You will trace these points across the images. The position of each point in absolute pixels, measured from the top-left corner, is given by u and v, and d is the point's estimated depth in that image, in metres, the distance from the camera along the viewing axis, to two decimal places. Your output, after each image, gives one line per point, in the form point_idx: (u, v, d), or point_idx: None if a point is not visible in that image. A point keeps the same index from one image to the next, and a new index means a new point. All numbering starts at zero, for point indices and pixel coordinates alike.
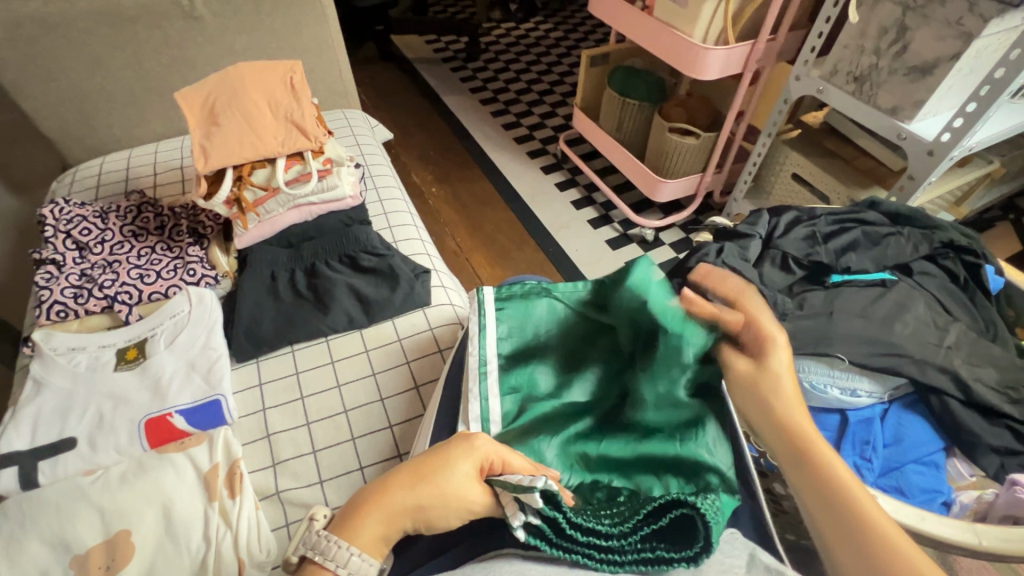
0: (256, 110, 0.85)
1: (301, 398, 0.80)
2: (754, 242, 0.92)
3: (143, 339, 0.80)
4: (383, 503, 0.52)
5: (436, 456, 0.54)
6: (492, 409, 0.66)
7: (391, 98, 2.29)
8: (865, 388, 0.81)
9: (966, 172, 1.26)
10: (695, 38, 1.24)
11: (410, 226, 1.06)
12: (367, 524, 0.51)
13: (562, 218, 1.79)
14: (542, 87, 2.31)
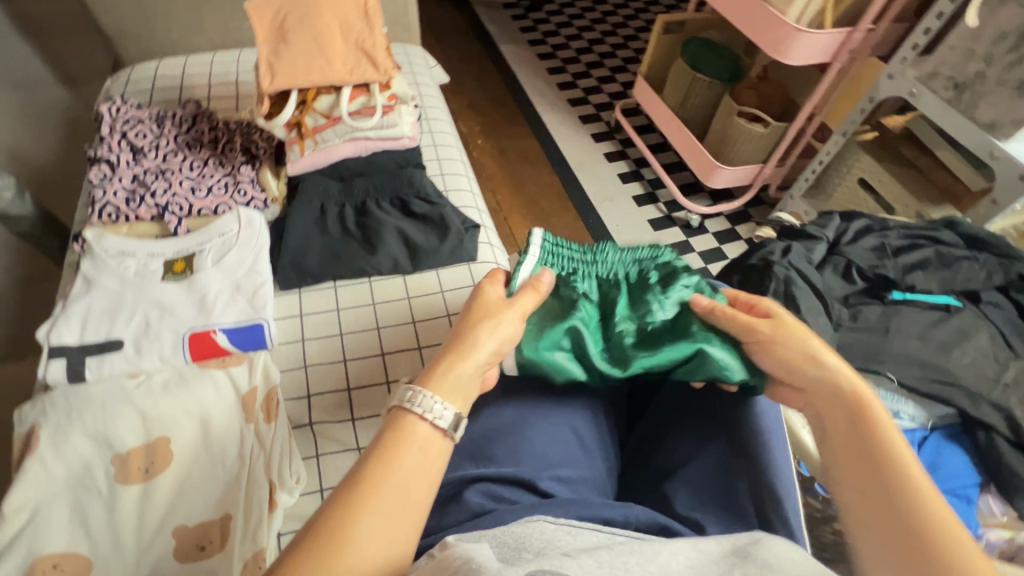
0: (327, 32, 0.81)
1: (339, 334, 0.79)
2: (821, 246, 0.87)
3: (191, 254, 0.80)
4: (443, 367, 0.53)
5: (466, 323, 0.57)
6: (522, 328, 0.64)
7: (446, 39, 2.20)
8: (908, 412, 0.79)
9: None
10: (789, 17, 1.15)
11: (462, 177, 1.03)
12: (435, 383, 0.52)
13: (607, 190, 1.73)
14: (603, 48, 2.20)
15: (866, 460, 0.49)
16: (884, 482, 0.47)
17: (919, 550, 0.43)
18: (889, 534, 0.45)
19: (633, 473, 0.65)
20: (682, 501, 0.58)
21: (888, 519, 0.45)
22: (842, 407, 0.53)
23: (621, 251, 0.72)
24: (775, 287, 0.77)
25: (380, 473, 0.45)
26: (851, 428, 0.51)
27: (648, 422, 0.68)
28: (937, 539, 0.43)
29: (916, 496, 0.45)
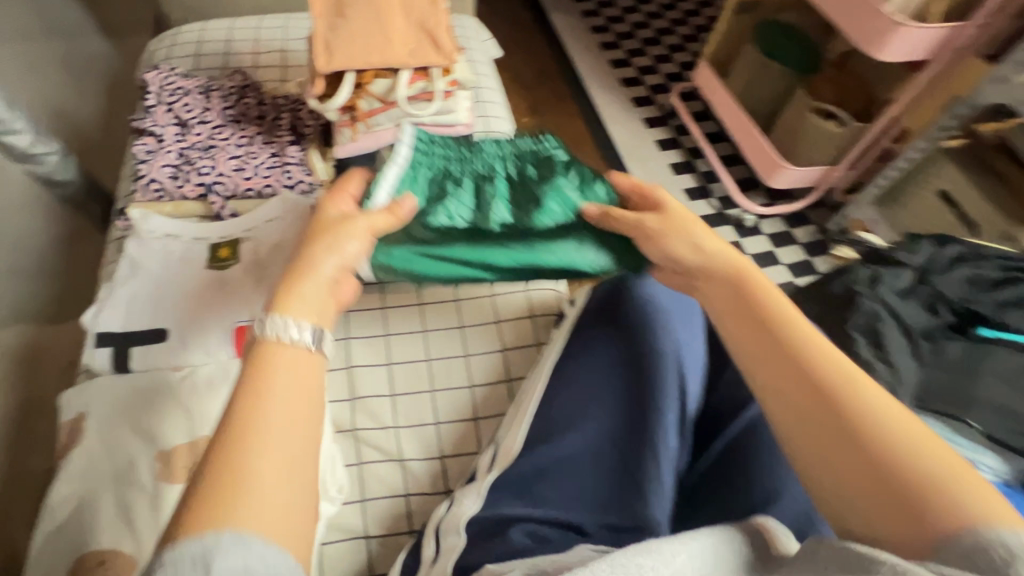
0: (388, 7, 0.74)
1: (385, 335, 0.77)
2: (907, 274, 0.80)
3: (237, 239, 0.77)
4: (295, 287, 0.50)
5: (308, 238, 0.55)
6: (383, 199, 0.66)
7: (494, 5, 2.08)
8: (989, 462, 0.72)
9: None
10: (890, 7, 1.03)
11: None
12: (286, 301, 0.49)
13: (656, 180, 1.64)
14: (661, 23, 2.06)
15: (803, 383, 0.47)
16: (827, 402, 0.45)
17: (883, 460, 0.41)
18: (840, 450, 0.43)
19: (688, 513, 0.61)
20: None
21: (841, 439, 0.43)
22: (756, 329, 0.52)
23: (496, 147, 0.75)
24: (860, 321, 0.71)
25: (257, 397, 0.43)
26: (778, 349, 0.50)
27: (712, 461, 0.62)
28: (895, 440, 0.42)
29: (860, 431, 0.43)
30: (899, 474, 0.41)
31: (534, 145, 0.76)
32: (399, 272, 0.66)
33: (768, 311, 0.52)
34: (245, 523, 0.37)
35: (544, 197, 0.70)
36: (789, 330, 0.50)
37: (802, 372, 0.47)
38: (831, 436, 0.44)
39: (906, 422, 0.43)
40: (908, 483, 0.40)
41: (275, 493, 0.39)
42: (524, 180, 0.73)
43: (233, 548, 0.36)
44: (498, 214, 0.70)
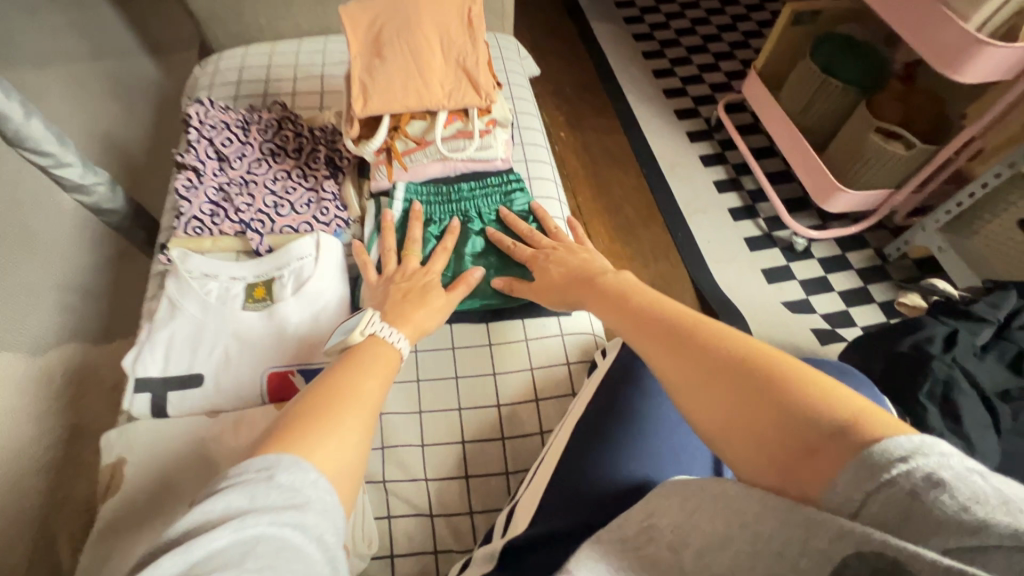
0: (426, 46, 0.72)
1: (416, 381, 0.75)
2: (987, 332, 0.71)
3: (271, 279, 0.76)
4: (403, 316, 0.64)
5: (411, 285, 0.68)
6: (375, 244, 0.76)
7: (534, 15, 2.05)
8: None
9: None
10: (971, 26, 0.95)
11: (554, 200, 0.91)
12: (407, 322, 0.63)
13: (698, 199, 1.58)
14: (708, 30, 1.97)
15: (689, 350, 0.48)
16: (717, 367, 0.46)
17: (779, 403, 0.41)
18: (747, 410, 0.42)
19: None
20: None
21: (731, 397, 0.43)
22: (641, 329, 0.54)
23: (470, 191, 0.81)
24: (928, 388, 0.65)
25: (341, 379, 0.52)
26: (666, 338, 0.51)
27: None
28: (807, 398, 0.40)
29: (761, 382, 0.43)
30: (792, 419, 0.40)
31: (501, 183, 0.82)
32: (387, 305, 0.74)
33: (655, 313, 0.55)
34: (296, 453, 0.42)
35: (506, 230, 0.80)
36: (684, 315, 0.53)
37: (689, 355, 0.48)
38: (731, 404, 0.43)
39: (795, 370, 0.43)
40: (796, 423, 0.39)
41: (337, 447, 0.45)
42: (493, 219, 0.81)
43: (293, 471, 0.40)
44: (469, 247, 0.78)
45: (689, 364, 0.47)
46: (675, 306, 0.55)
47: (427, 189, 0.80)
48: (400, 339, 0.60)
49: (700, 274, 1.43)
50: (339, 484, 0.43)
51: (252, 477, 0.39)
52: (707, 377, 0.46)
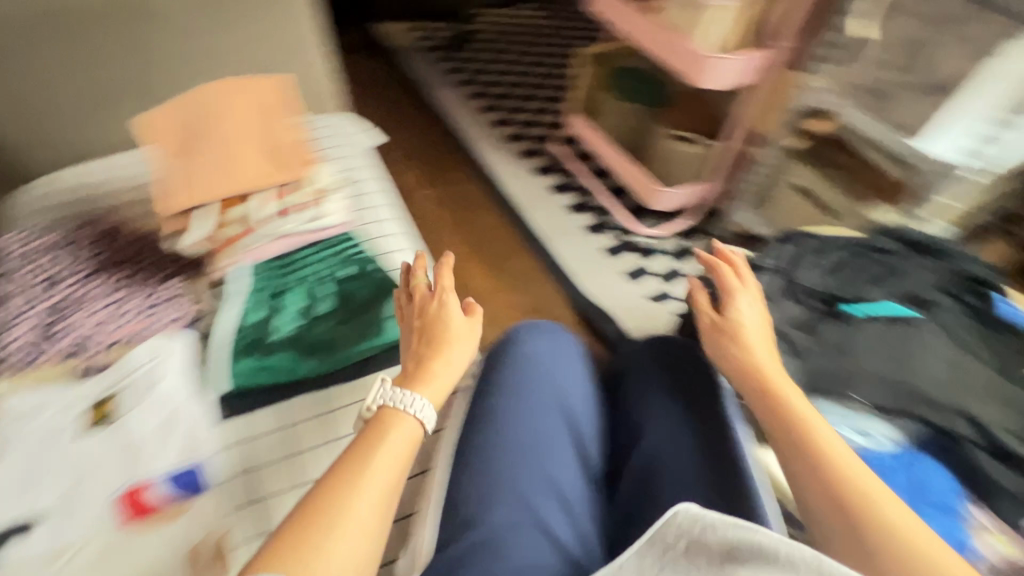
0: (230, 143, 0.93)
1: (298, 453, 0.73)
2: (767, 279, 0.90)
3: (113, 393, 0.73)
4: (425, 373, 0.68)
5: (432, 327, 0.73)
6: (227, 322, 0.81)
7: (376, 93, 2.19)
8: (881, 431, 0.78)
9: None
10: (699, 46, 1.20)
11: (406, 251, 0.97)
12: (427, 384, 0.67)
13: (556, 224, 1.73)
14: (534, 81, 2.23)
15: (811, 453, 0.61)
16: (823, 466, 0.60)
17: (857, 508, 0.56)
18: (838, 511, 0.57)
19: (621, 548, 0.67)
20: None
21: (840, 495, 0.58)
22: (775, 417, 0.66)
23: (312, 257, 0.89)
24: None
25: (359, 468, 0.57)
26: (795, 436, 0.63)
27: (626, 495, 0.72)
28: (858, 516, 0.56)
29: (859, 487, 0.58)
30: (865, 522, 0.55)
31: (338, 245, 0.90)
32: (253, 387, 0.76)
33: (785, 410, 0.65)
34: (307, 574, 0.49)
35: (352, 284, 0.86)
36: (797, 419, 0.64)
37: (812, 462, 0.61)
38: (828, 498, 0.58)
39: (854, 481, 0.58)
40: (871, 523, 0.55)
41: (344, 552, 0.51)
42: (339, 276, 0.87)
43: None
44: (320, 308, 0.84)
45: (820, 470, 0.60)
46: (792, 403, 0.66)
47: (273, 265, 0.88)
48: (420, 407, 0.63)
49: (571, 289, 1.55)
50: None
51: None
52: (845, 478, 0.59)
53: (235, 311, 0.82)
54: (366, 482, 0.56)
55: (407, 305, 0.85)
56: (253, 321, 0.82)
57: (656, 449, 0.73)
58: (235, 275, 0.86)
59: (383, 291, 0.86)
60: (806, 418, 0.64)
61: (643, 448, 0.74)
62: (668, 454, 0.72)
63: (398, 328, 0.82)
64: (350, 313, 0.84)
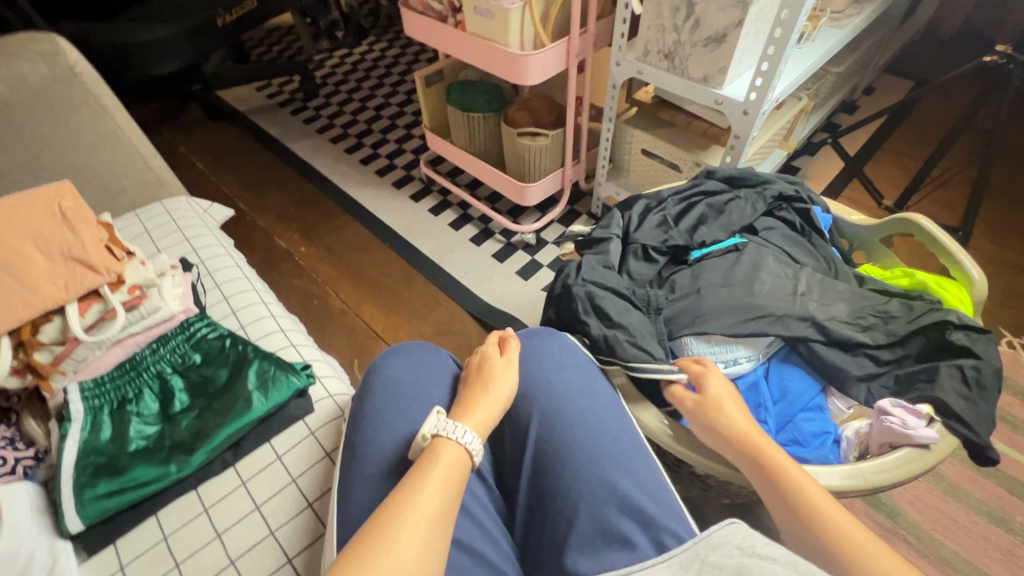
0: (17, 255, 0.74)
1: (177, 564, 0.69)
2: (610, 246, 0.94)
3: None
4: (468, 406, 0.67)
5: (471, 371, 0.74)
6: (68, 452, 0.72)
7: (232, 160, 2.11)
8: (743, 354, 0.85)
9: (776, 120, 1.45)
10: (512, 47, 1.24)
11: (266, 319, 0.95)
12: (470, 416, 0.66)
13: (443, 243, 1.74)
14: (391, 110, 2.24)
15: (773, 480, 0.61)
16: (785, 489, 0.60)
17: (829, 528, 0.56)
18: (812, 533, 0.56)
19: (532, 550, 0.66)
20: (585, 561, 0.60)
21: (806, 519, 0.57)
22: (728, 446, 0.67)
23: (153, 352, 0.82)
24: (582, 306, 0.84)
25: (413, 491, 0.55)
26: (750, 459, 0.64)
27: (526, 497, 0.69)
28: (842, 532, 0.55)
29: (817, 504, 0.58)
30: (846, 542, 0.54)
31: (184, 331, 0.83)
32: (111, 512, 0.69)
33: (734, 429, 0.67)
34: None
35: (207, 370, 0.81)
36: (752, 441, 0.65)
37: (771, 483, 0.61)
38: (799, 523, 0.57)
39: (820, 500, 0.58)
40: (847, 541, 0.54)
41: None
42: (191, 364, 0.82)
43: None
44: (177, 404, 0.79)
45: (781, 496, 0.60)
46: (740, 425, 0.67)
47: (110, 375, 0.79)
48: (468, 436, 0.62)
49: (471, 302, 1.56)
50: None
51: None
52: (803, 502, 0.58)
53: (74, 436, 0.73)
54: (419, 503, 0.54)
55: (269, 371, 0.81)
56: (100, 442, 0.74)
57: (543, 445, 0.70)
58: (65, 399, 0.76)
59: (240, 367, 0.81)
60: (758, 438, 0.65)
61: (532, 446, 0.70)
62: (555, 446, 0.69)
63: (264, 399, 0.78)
64: (208, 402, 0.79)
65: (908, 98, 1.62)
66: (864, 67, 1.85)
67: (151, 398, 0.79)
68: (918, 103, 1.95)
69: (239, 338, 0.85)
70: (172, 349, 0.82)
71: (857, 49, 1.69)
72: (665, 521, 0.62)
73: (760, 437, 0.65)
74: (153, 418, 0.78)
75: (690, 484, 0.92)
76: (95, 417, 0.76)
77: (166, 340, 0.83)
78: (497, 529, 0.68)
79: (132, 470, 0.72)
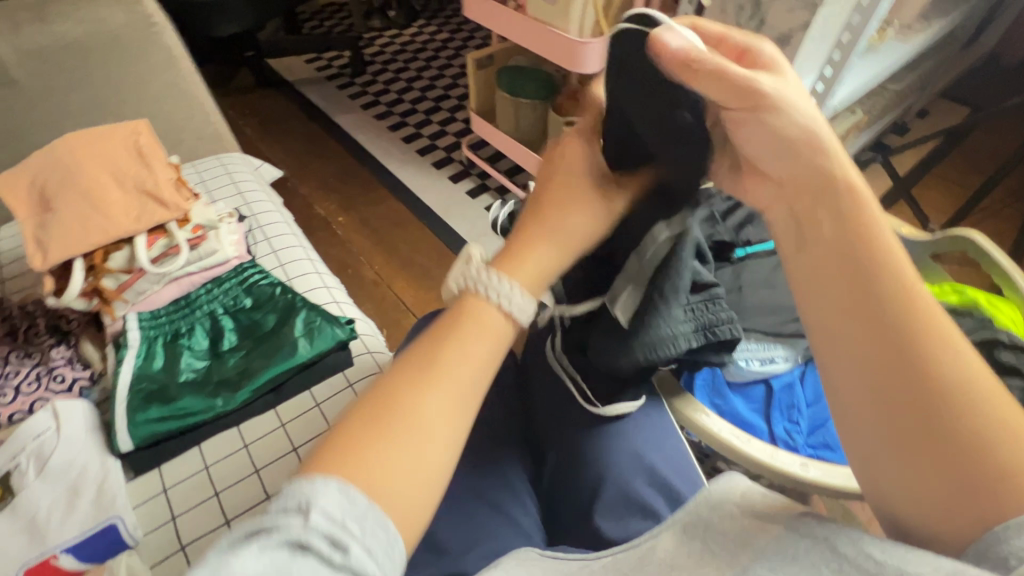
0: (97, 186, 0.78)
1: (215, 493, 0.72)
2: None
3: (7, 474, 0.69)
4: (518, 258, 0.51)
5: (537, 203, 0.55)
6: (123, 375, 0.76)
7: (278, 128, 2.15)
8: (782, 354, 0.86)
9: None
10: (571, 34, 1.25)
11: (312, 275, 0.98)
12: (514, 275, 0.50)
13: (478, 226, 1.76)
14: (436, 92, 2.26)
15: (873, 293, 0.42)
16: (883, 304, 0.41)
17: (922, 378, 0.39)
18: (889, 373, 0.40)
19: (556, 517, 0.67)
20: (610, 526, 0.61)
21: (889, 353, 0.40)
22: (824, 211, 0.44)
23: (208, 291, 0.85)
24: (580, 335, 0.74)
25: (427, 366, 0.44)
26: (823, 204, 0.45)
27: (553, 468, 0.69)
28: (936, 387, 0.39)
29: (922, 339, 0.40)
30: (939, 408, 0.38)
31: (237, 275, 0.86)
32: (156, 437, 0.72)
33: (835, 176, 0.44)
34: (335, 477, 0.38)
35: (256, 314, 0.84)
36: (855, 219, 0.44)
37: (859, 289, 0.42)
38: (879, 358, 0.41)
39: (927, 325, 0.40)
40: (945, 407, 0.38)
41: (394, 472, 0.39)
42: (241, 307, 0.85)
43: (331, 494, 0.37)
44: (226, 343, 0.82)
45: (868, 310, 0.42)
46: (854, 204, 0.44)
47: (166, 309, 0.82)
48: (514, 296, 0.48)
49: None
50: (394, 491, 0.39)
51: (292, 511, 0.36)
52: (901, 330, 0.41)
53: (130, 360, 0.77)
54: (443, 380, 0.44)
55: (317, 322, 0.83)
56: (153, 370, 0.77)
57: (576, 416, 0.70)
58: (123, 327, 0.79)
59: (287, 315, 0.84)
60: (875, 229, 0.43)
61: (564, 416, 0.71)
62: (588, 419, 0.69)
63: (309, 348, 0.81)
64: (255, 345, 0.81)
65: (965, 123, 1.59)
66: (922, 89, 1.81)
67: (203, 335, 0.82)
68: (973, 131, 1.90)
69: (288, 287, 0.87)
70: (225, 289, 0.86)
71: (916, 68, 1.66)
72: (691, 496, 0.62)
73: (880, 224, 0.43)
74: (204, 353, 0.81)
75: (711, 480, 0.92)
76: (149, 348, 0.79)
77: (220, 281, 0.86)
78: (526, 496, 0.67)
79: (180, 401, 0.75)
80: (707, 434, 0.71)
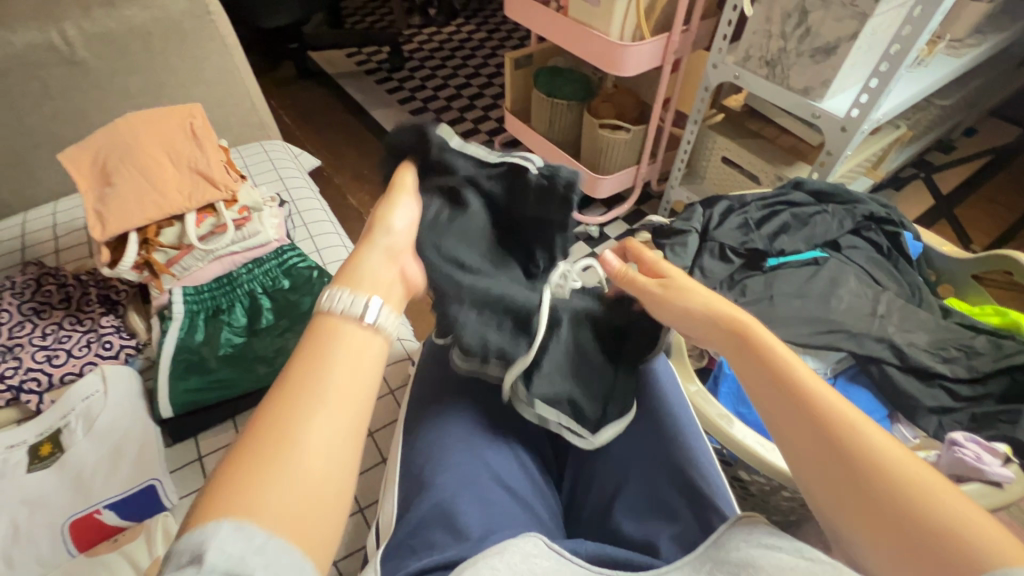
0: (154, 164, 0.82)
1: None
2: (690, 238, 0.93)
3: (57, 431, 0.73)
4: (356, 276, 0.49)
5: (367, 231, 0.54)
6: (167, 345, 0.79)
7: (316, 119, 2.21)
8: (811, 366, 0.85)
9: (869, 145, 1.40)
10: (612, 36, 1.26)
11: (347, 262, 1.00)
12: (350, 283, 0.48)
13: None
14: (471, 91, 2.29)
15: (779, 389, 0.49)
16: (792, 396, 0.48)
17: (847, 451, 0.45)
18: (825, 454, 0.45)
19: (577, 512, 0.68)
20: (630, 525, 0.61)
21: (818, 434, 0.46)
22: (712, 328, 0.56)
23: (249, 270, 0.88)
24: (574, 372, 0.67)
25: (300, 388, 0.40)
26: (723, 332, 0.55)
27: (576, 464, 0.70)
28: (861, 459, 0.44)
29: (834, 414, 0.46)
30: (871, 473, 0.43)
31: (277, 257, 0.90)
32: (193, 406, 0.76)
33: (710, 308, 0.57)
34: (226, 514, 0.35)
35: (293, 295, 0.87)
36: (743, 331, 0.54)
37: (771, 385, 0.50)
38: (809, 445, 0.46)
39: (830, 408, 0.47)
40: (877, 474, 0.43)
41: (290, 503, 0.36)
42: (278, 287, 0.88)
43: (228, 540, 0.34)
44: (264, 321, 0.85)
45: (781, 403, 0.49)
46: (737, 322, 0.54)
47: (209, 286, 0.86)
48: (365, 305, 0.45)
49: None
50: (290, 526, 0.36)
51: (186, 564, 0.33)
52: (809, 417, 0.47)
53: (174, 330, 0.81)
54: (323, 390, 0.40)
55: None
56: (194, 343, 0.81)
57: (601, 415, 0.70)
58: (168, 300, 0.83)
59: (322, 300, 0.86)
60: (759, 339, 0.52)
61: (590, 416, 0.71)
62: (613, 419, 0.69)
63: None
64: (291, 326, 0.84)
65: None
66: (970, 107, 1.76)
67: (243, 312, 0.86)
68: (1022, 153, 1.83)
69: (325, 272, 0.90)
70: (264, 269, 0.89)
71: (966, 85, 1.61)
72: (718, 502, 0.59)
73: (762, 335, 0.53)
74: (243, 330, 0.84)
75: (731, 488, 0.91)
76: (191, 321, 0.82)
77: (260, 262, 0.89)
78: (546, 486, 0.68)
79: (218, 374, 0.78)
80: (731, 440, 0.72)
